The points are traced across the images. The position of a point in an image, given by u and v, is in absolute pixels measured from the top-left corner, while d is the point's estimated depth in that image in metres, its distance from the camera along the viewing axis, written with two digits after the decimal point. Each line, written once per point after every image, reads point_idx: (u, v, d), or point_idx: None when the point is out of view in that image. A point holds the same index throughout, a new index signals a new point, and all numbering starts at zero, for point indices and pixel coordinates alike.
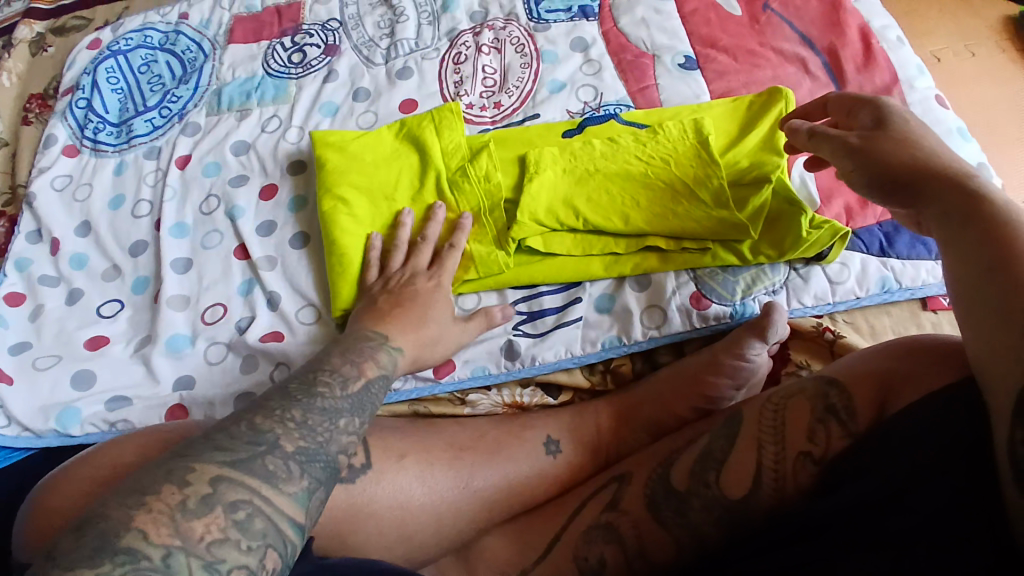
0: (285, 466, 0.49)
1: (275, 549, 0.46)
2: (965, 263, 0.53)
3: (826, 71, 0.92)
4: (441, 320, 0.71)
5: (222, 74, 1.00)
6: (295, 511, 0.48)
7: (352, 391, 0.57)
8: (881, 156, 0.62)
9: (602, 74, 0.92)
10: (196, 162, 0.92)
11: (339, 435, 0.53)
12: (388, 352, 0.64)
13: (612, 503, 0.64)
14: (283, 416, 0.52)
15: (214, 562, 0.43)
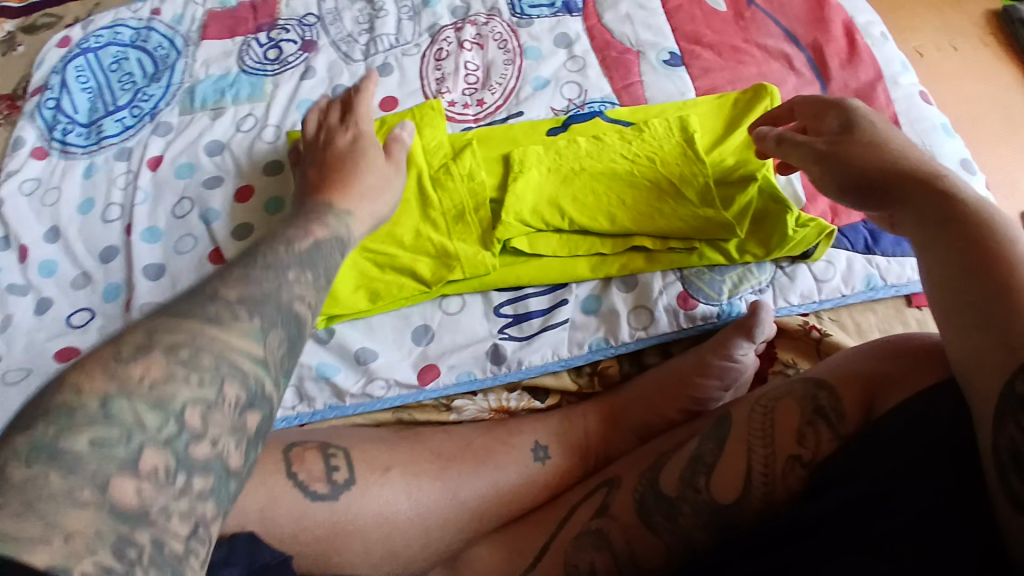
0: (231, 311, 0.44)
1: (235, 382, 0.41)
2: (940, 269, 0.52)
3: (810, 67, 0.91)
4: (380, 180, 0.72)
5: (196, 71, 0.97)
6: (253, 346, 0.43)
7: (301, 250, 0.53)
8: (851, 159, 0.61)
9: (587, 72, 0.91)
10: (168, 164, 0.89)
11: (290, 284, 0.49)
12: (340, 219, 0.64)
13: (603, 508, 0.64)
14: (224, 276, 0.47)
15: (163, 401, 0.38)
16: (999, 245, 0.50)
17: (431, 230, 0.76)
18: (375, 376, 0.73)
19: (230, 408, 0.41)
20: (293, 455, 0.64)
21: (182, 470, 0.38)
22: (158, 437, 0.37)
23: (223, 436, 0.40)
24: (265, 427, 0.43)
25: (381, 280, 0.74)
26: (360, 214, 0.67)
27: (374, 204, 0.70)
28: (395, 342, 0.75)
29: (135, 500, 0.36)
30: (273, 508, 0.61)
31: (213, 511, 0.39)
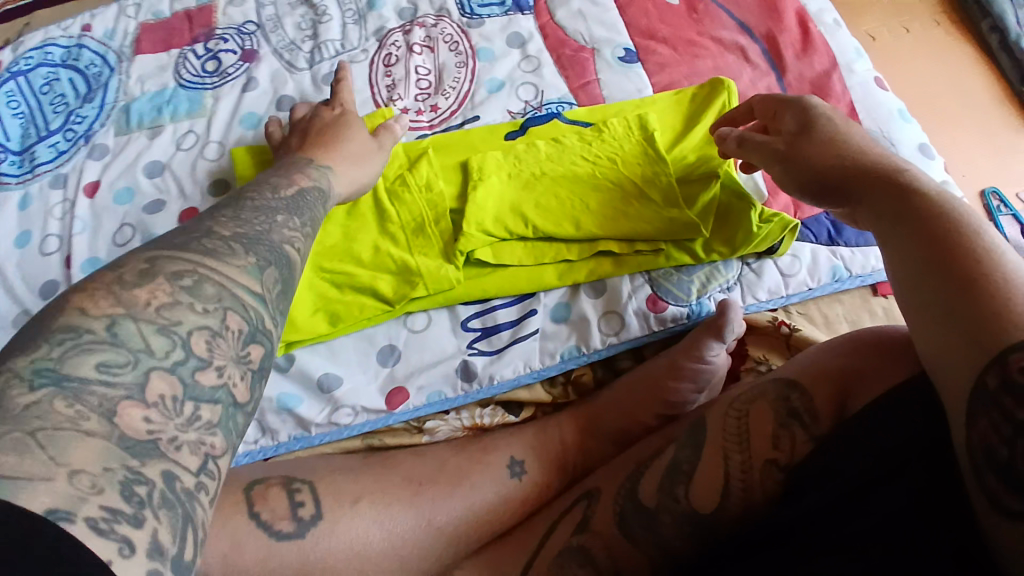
0: (226, 245, 0.48)
1: (236, 313, 0.44)
2: (905, 265, 0.52)
3: (766, 58, 0.91)
4: (360, 146, 0.74)
5: (130, 89, 0.91)
6: (251, 280, 0.46)
7: (286, 196, 0.58)
8: (808, 159, 0.62)
9: (542, 72, 0.89)
10: (106, 189, 0.83)
11: (280, 228, 0.53)
12: (321, 171, 0.66)
13: (583, 523, 0.62)
14: (217, 217, 0.51)
15: (169, 325, 0.41)
16: (961, 237, 0.49)
17: (390, 246, 0.73)
18: (341, 404, 0.70)
19: (231, 335, 0.43)
20: (255, 493, 0.60)
21: (190, 399, 0.40)
22: (165, 363, 0.40)
23: (228, 365, 0.43)
24: (267, 361, 0.46)
25: (341, 301, 0.71)
26: (342, 171, 0.69)
27: (354, 165, 0.71)
28: (360, 365, 0.72)
29: (144, 432, 0.37)
30: (237, 551, 0.57)
31: (220, 446, 0.41)
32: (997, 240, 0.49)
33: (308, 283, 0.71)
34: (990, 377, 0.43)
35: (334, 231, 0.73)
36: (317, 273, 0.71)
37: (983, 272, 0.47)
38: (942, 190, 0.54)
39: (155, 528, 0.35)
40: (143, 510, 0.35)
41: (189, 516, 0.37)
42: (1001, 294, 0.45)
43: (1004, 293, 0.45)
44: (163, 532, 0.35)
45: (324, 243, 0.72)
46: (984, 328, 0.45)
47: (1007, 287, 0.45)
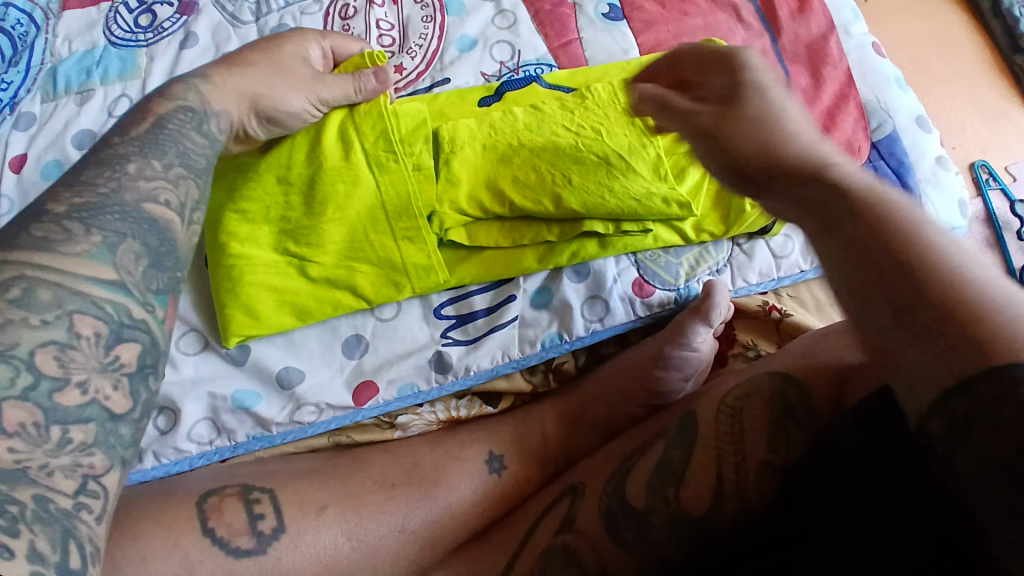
0: (62, 228, 0.48)
1: (87, 314, 0.45)
2: (927, 281, 0.35)
3: (759, 17, 0.85)
4: (280, 70, 0.66)
5: (56, 48, 0.80)
6: (100, 270, 0.47)
7: (141, 137, 0.56)
8: (733, 137, 0.46)
9: (518, 28, 0.80)
10: (33, 164, 0.73)
11: (128, 187, 0.52)
12: (188, 87, 0.61)
13: (567, 521, 0.58)
14: (56, 192, 0.51)
15: (7, 348, 0.42)
16: (966, 245, 0.38)
17: (369, 228, 0.65)
18: (304, 401, 0.65)
19: (86, 341, 0.45)
20: (209, 506, 0.56)
21: (55, 423, 0.42)
22: (15, 391, 0.41)
23: (91, 377, 0.45)
24: (145, 359, 0.48)
25: (308, 295, 0.64)
26: (222, 81, 0.63)
27: (250, 81, 0.64)
28: (325, 358, 0.66)
29: (10, 461, 0.40)
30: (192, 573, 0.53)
31: (102, 463, 0.44)
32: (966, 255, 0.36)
33: (274, 268, 0.64)
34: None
35: (302, 207, 0.65)
36: (282, 257, 0.64)
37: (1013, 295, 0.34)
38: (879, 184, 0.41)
39: (31, 539, 0.38)
40: (17, 524, 0.38)
41: (69, 531, 0.40)
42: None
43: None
44: (42, 543, 0.38)
45: (285, 219, 0.65)
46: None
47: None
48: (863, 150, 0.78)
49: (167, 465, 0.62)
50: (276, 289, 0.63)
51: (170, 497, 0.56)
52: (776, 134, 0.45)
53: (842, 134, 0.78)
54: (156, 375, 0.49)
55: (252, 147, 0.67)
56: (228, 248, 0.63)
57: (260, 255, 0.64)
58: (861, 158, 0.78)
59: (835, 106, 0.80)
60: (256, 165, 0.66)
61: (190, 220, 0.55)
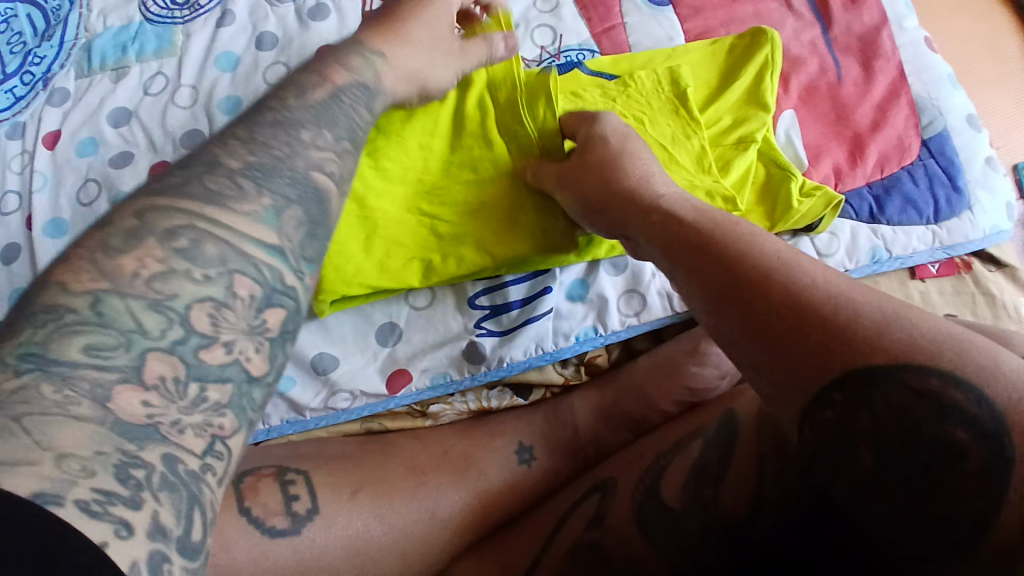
0: (233, 183, 0.44)
1: (246, 275, 0.41)
2: (799, 325, 0.38)
3: (811, 7, 0.81)
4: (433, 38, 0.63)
5: (91, 23, 0.79)
6: (261, 231, 0.43)
7: (316, 102, 0.53)
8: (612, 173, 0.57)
9: (560, 12, 0.78)
10: (66, 140, 0.73)
11: (316, 168, 0.48)
12: (367, 61, 0.58)
13: (597, 518, 0.57)
14: (226, 146, 0.47)
15: (163, 299, 0.38)
16: (838, 283, 0.39)
17: (499, 196, 0.66)
18: (338, 388, 0.65)
19: (240, 303, 0.40)
20: (245, 486, 0.55)
21: (195, 380, 0.38)
22: (164, 342, 0.37)
23: (238, 338, 0.40)
24: (288, 325, 0.42)
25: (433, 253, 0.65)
26: (397, 61, 0.59)
27: (415, 51, 0.61)
28: (359, 346, 0.65)
29: (146, 415, 0.35)
30: (227, 552, 0.52)
31: (231, 426, 0.38)
32: (834, 274, 0.40)
33: (398, 225, 0.64)
34: (958, 430, 0.34)
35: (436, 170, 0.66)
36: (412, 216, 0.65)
37: (898, 311, 0.38)
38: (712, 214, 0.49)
39: (154, 510, 0.32)
40: (141, 492, 0.32)
41: (194, 498, 0.34)
42: (964, 358, 0.35)
43: (930, 331, 0.36)
44: (164, 514, 0.33)
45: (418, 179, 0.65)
46: (913, 380, 0.35)
47: (924, 322, 0.37)
48: (913, 148, 0.75)
49: None
50: (402, 245, 0.64)
51: None
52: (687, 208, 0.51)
53: (891, 131, 0.75)
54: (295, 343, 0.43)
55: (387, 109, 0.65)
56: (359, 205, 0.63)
57: (390, 213, 0.64)
58: (911, 157, 0.75)
59: (885, 102, 0.77)
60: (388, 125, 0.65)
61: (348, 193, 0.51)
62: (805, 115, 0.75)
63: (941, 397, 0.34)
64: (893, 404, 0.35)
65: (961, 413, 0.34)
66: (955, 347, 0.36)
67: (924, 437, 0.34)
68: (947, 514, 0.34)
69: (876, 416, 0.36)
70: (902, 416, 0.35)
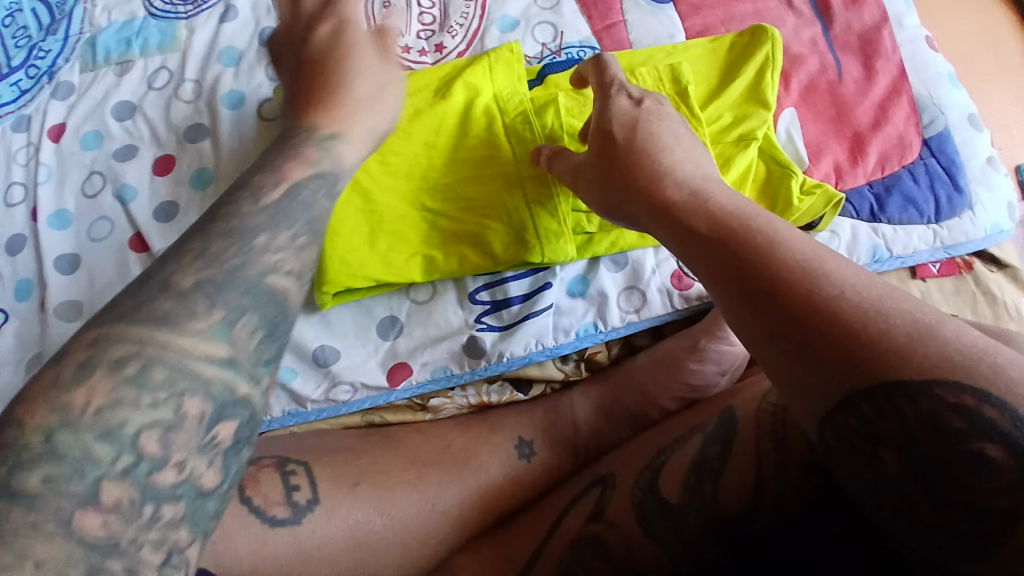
0: (185, 300, 0.39)
1: (196, 394, 0.37)
2: (821, 333, 0.35)
3: (811, 5, 0.82)
4: (374, 97, 0.58)
5: (96, 18, 0.79)
6: (213, 346, 0.39)
7: (269, 202, 0.46)
8: (629, 170, 0.54)
9: (561, 9, 0.78)
10: (71, 134, 0.74)
11: (274, 274, 0.43)
12: (324, 148, 0.53)
13: (597, 511, 0.57)
14: (176, 257, 0.42)
15: (113, 429, 0.35)
16: (869, 288, 0.36)
17: (503, 196, 0.66)
18: (339, 380, 0.65)
19: (191, 424, 0.37)
20: (246, 477, 0.55)
21: (148, 502, 0.35)
22: (114, 470, 0.34)
23: (189, 457, 0.37)
24: (242, 434, 0.39)
25: (437, 250, 0.65)
26: (353, 134, 0.55)
27: (369, 121, 0.57)
28: (360, 340, 0.66)
29: (102, 534, 0.33)
30: (228, 541, 0.52)
31: (187, 539, 0.36)
32: (862, 278, 0.37)
33: (403, 221, 0.65)
34: (991, 447, 0.31)
35: (441, 170, 0.66)
36: (416, 213, 0.65)
37: (929, 324, 0.34)
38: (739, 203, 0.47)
39: None
40: None
41: None
42: (999, 377, 0.32)
43: (966, 346, 0.33)
44: None
45: (424, 178, 0.66)
46: (941, 394, 0.32)
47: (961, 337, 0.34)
48: (914, 147, 0.76)
49: None
50: (407, 243, 0.64)
51: None
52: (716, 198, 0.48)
53: (891, 129, 0.76)
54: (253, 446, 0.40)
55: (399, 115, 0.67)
56: (365, 202, 0.64)
57: (395, 210, 0.65)
58: (911, 156, 0.76)
59: (885, 100, 0.77)
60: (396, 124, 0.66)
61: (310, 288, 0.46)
62: (806, 113, 0.76)
63: (975, 414, 0.31)
64: (921, 416, 0.32)
65: (997, 431, 0.31)
66: (992, 367, 0.32)
67: (957, 448, 0.31)
68: (968, 530, 0.31)
69: (905, 420, 0.32)
70: (933, 428, 0.32)
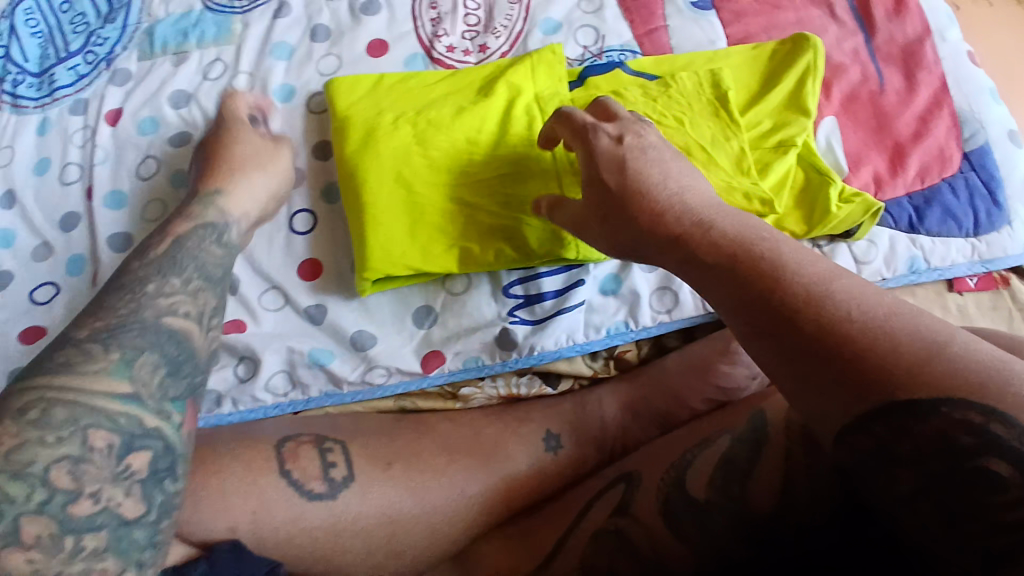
0: (84, 350, 0.46)
1: (102, 427, 0.43)
2: (836, 356, 0.38)
3: (853, 16, 0.82)
4: (245, 152, 0.67)
5: (155, 8, 0.83)
6: (114, 384, 0.45)
7: (161, 253, 0.55)
8: (629, 214, 0.53)
9: (604, 13, 0.80)
10: (128, 118, 0.77)
11: (83, 329, 0.48)
12: (207, 204, 0.62)
13: (622, 506, 0.58)
14: (80, 320, 0.49)
15: (22, 469, 0.40)
16: (879, 309, 0.38)
17: (540, 193, 0.67)
18: (375, 363, 0.67)
19: (99, 454, 0.43)
20: (285, 451, 0.58)
21: (68, 533, 0.41)
22: (32, 506, 0.40)
23: (104, 488, 0.42)
24: (158, 463, 0.45)
25: (475, 244, 0.67)
26: (234, 189, 0.64)
27: (242, 169, 0.65)
28: (396, 326, 0.68)
29: (26, 569, 0.39)
30: (266, 510, 0.55)
31: (115, 568, 0.42)
32: (871, 299, 0.39)
33: (443, 214, 0.66)
34: (998, 462, 0.33)
35: (481, 166, 0.68)
36: (456, 208, 0.67)
37: (934, 343, 0.37)
38: (742, 223, 0.48)
39: None
40: None
41: None
42: (1006, 393, 0.34)
43: (971, 363, 0.35)
44: None
45: (465, 174, 0.68)
46: (951, 411, 0.34)
47: (965, 355, 0.36)
48: (954, 160, 0.75)
49: (244, 411, 0.66)
50: (446, 236, 0.66)
51: (249, 441, 0.58)
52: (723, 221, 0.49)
53: (932, 141, 0.75)
54: (175, 476, 0.46)
55: (442, 114, 0.69)
56: (407, 198, 0.66)
57: (436, 204, 0.66)
58: (951, 169, 0.75)
59: (927, 112, 0.77)
60: (442, 120, 0.68)
61: (210, 324, 0.53)
62: (846, 123, 0.76)
63: (983, 431, 0.33)
64: (930, 434, 0.34)
65: (1004, 446, 0.33)
66: (996, 384, 0.34)
67: (967, 464, 0.33)
68: (978, 544, 0.33)
69: (914, 439, 0.35)
70: (941, 446, 0.34)
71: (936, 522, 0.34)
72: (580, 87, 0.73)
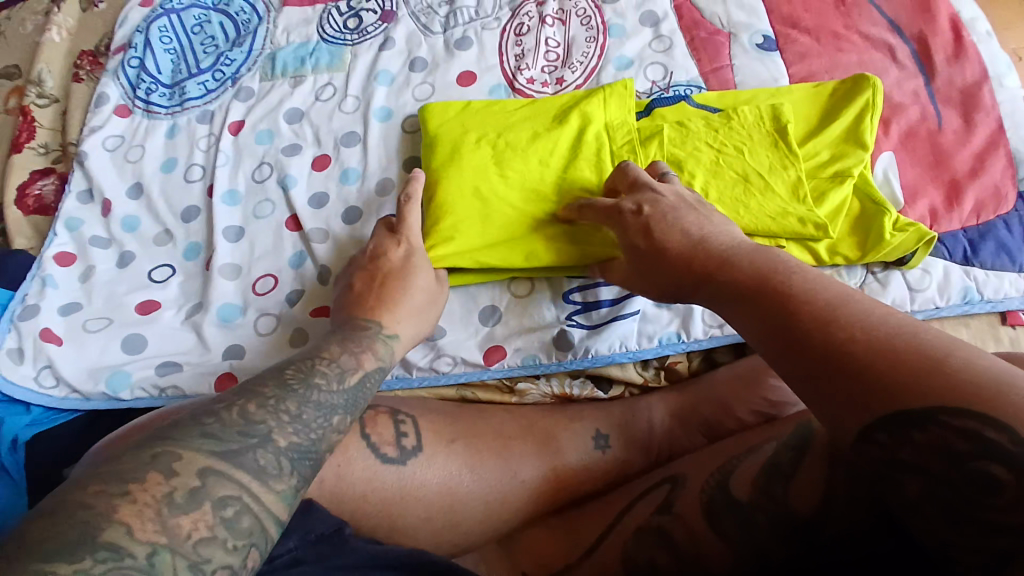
0: (277, 461, 0.44)
1: (259, 549, 0.42)
2: (844, 371, 0.41)
3: (914, 60, 0.84)
4: (424, 298, 0.68)
5: (277, 37, 0.97)
6: (281, 508, 0.44)
7: (348, 384, 0.52)
8: (666, 265, 0.60)
9: (673, 52, 0.87)
10: (249, 129, 0.90)
11: (278, 435, 0.45)
12: (387, 343, 0.61)
13: (665, 505, 0.61)
14: (255, 394, 0.48)
15: (199, 564, 0.39)
16: (887, 328, 0.41)
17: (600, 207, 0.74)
18: (443, 352, 0.74)
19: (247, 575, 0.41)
20: (366, 416, 0.63)
21: None
22: None
23: None
24: None
25: (536, 250, 0.73)
26: (402, 335, 0.64)
27: (412, 326, 0.66)
28: (463, 321, 0.75)
29: None
30: (348, 467, 0.59)
31: None
32: (880, 320, 0.42)
33: (511, 219, 0.73)
34: (995, 467, 0.35)
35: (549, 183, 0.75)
36: (521, 218, 0.74)
37: (937, 357, 0.38)
38: (765, 258, 0.52)
39: None
40: None
41: None
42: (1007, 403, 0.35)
43: (972, 376, 0.37)
44: None
45: (534, 190, 0.75)
46: (948, 420, 0.36)
47: (970, 368, 0.37)
48: (1009, 199, 0.76)
49: None
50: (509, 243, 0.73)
51: None
52: (750, 258, 0.53)
53: (989, 180, 0.76)
54: None
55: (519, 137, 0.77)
56: (479, 207, 0.73)
57: (505, 213, 0.73)
58: (1006, 207, 0.75)
59: (984, 153, 0.78)
60: (518, 141, 0.77)
61: None
62: (904, 158, 0.78)
63: (978, 437, 0.35)
64: (930, 441, 0.37)
65: (998, 451, 0.35)
66: (993, 393, 0.36)
67: (963, 466, 0.36)
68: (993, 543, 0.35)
69: (917, 446, 0.38)
70: (940, 453, 0.37)
71: (947, 525, 0.36)
72: (648, 117, 0.79)
